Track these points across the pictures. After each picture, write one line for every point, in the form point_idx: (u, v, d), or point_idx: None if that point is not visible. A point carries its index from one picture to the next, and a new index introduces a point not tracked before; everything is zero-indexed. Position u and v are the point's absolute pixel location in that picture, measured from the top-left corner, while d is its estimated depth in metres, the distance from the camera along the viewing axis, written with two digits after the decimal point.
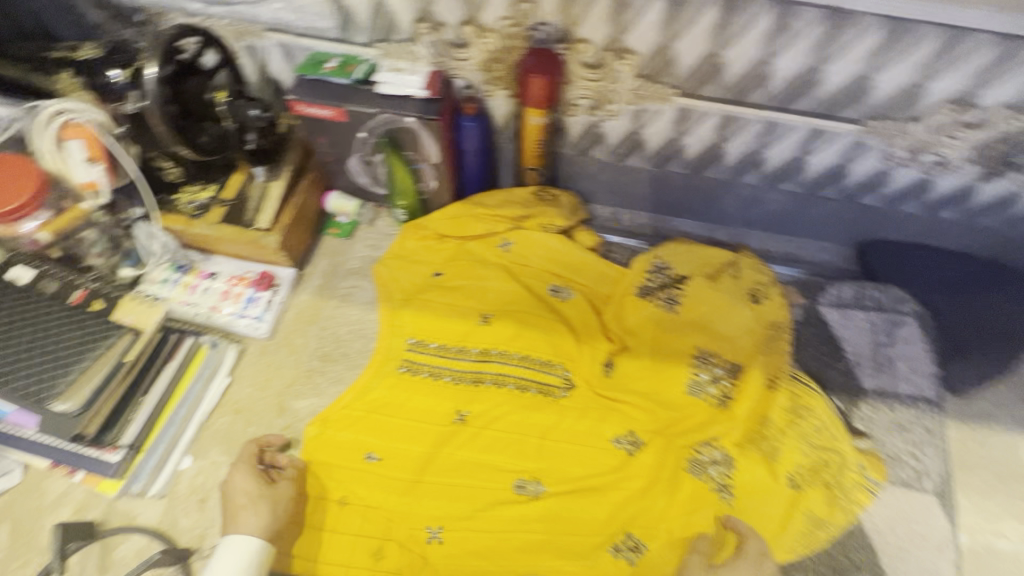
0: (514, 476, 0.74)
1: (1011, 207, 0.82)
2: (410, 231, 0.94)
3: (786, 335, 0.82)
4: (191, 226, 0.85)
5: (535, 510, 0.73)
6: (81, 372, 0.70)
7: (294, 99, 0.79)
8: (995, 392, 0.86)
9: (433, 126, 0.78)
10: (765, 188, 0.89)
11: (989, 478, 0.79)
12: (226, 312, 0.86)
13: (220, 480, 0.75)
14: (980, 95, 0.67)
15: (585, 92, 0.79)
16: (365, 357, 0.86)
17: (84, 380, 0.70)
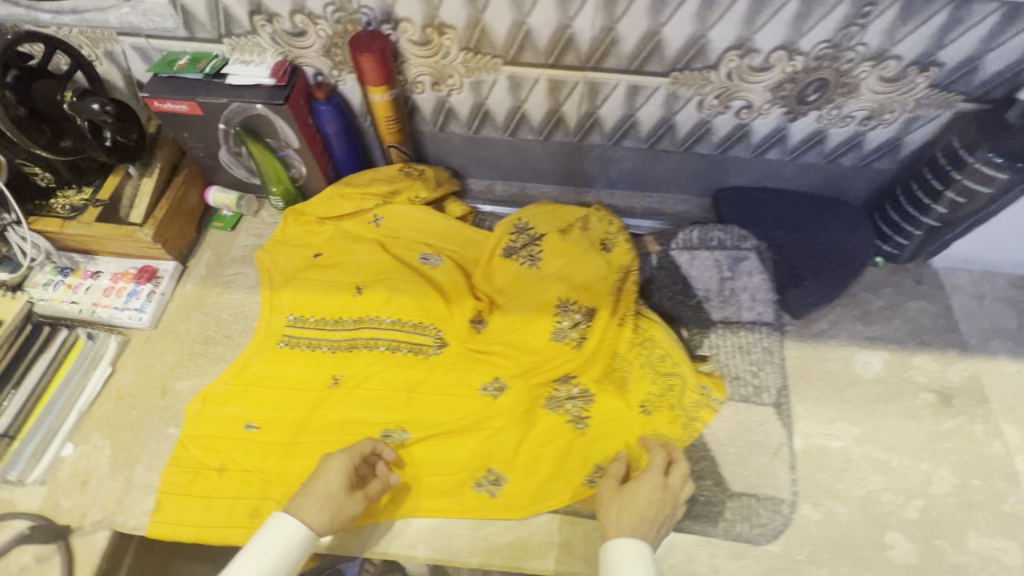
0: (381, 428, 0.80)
1: (823, 143, 0.91)
2: (290, 215, 0.99)
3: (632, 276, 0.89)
4: (65, 226, 0.89)
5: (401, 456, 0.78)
6: None
7: (148, 97, 0.83)
8: (832, 312, 0.95)
9: (281, 110, 0.83)
10: (612, 147, 0.97)
11: (824, 388, 0.87)
12: (108, 306, 0.90)
13: (102, 461, 0.79)
14: (755, 39, 0.75)
15: (423, 69, 0.85)
16: (247, 336, 0.90)
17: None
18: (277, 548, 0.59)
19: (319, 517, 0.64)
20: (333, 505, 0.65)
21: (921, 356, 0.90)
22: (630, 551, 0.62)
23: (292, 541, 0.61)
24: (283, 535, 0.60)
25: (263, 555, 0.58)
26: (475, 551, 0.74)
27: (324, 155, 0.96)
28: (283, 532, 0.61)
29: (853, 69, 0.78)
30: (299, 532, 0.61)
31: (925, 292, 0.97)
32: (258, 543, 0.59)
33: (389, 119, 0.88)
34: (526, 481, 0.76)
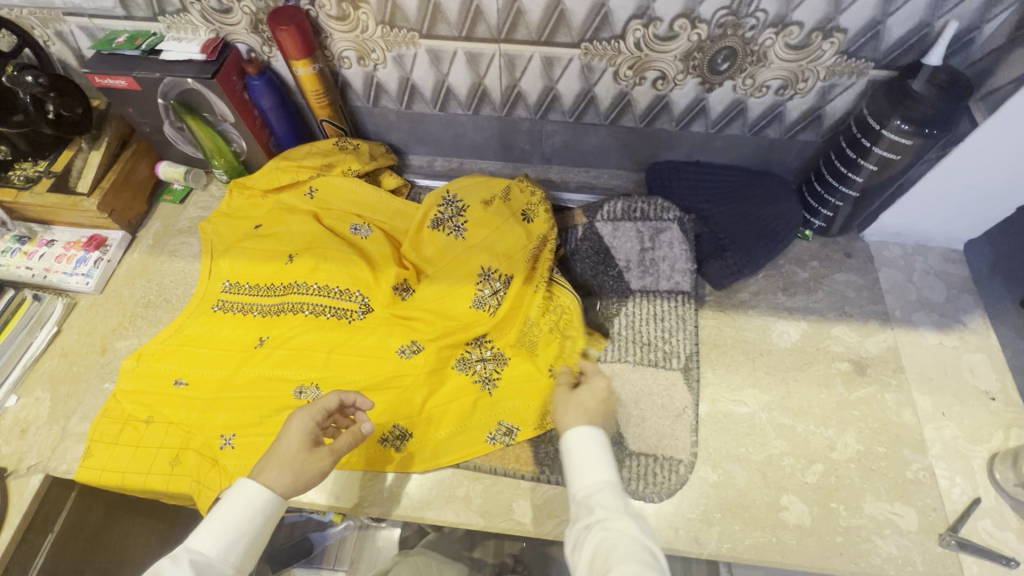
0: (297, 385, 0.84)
1: (744, 114, 0.92)
2: (235, 188, 1.04)
3: (552, 246, 0.92)
4: (19, 197, 0.94)
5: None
6: None
7: (89, 72, 0.87)
8: (755, 283, 0.95)
9: (212, 85, 0.88)
10: (540, 121, 0.99)
11: (737, 355, 0.88)
12: (59, 271, 0.96)
13: (42, 411, 0.85)
14: (656, 8, 0.76)
15: (346, 44, 0.89)
16: (185, 301, 0.96)
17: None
18: (239, 516, 0.61)
19: (282, 480, 0.64)
20: (300, 466, 0.66)
21: (840, 326, 0.90)
22: (586, 434, 0.67)
23: (255, 510, 0.62)
24: (246, 504, 0.62)
25: (227, 523, 0.61)
26: (374, 500, 0.77)
27: (263, 129, 1.00)
28: (247, 501, 0.62)
29: (758, 37, 0.78)
30: (264, 501, 0.63)
31: (853, 265, 0.97)
32: (224, 510, 0.62)
33: (317, 92, 0.92)
34: (432, 436, 0.80)
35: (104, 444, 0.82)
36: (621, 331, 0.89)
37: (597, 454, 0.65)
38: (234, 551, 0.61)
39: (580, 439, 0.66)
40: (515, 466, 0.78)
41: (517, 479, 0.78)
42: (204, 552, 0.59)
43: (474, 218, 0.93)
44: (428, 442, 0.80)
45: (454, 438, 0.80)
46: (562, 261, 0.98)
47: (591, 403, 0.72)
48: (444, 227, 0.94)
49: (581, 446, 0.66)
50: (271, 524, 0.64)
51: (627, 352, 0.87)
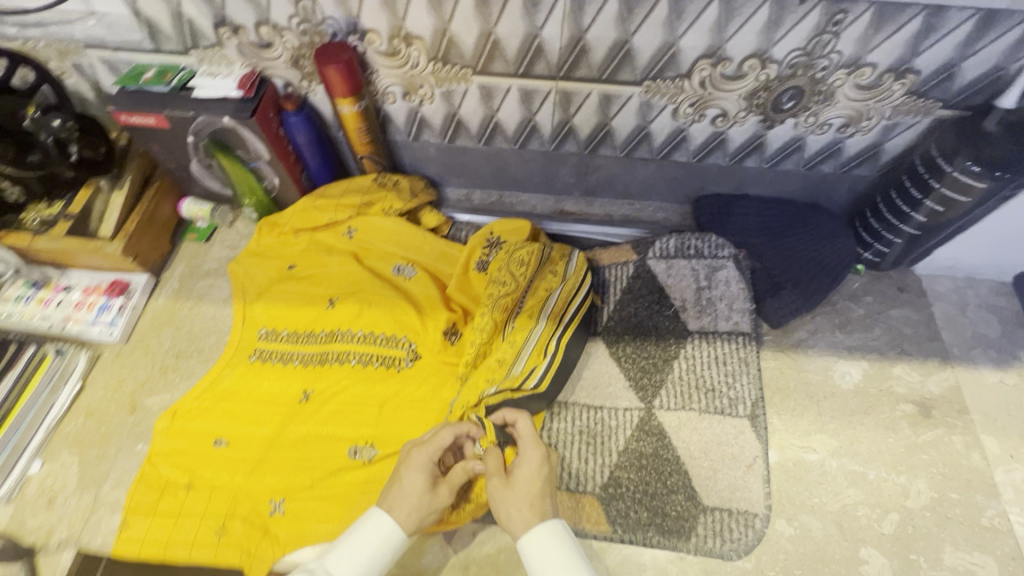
0: (348, 443, 0.79)
1: (803, 150, 0.89)
2: (265, 227, 0.98)
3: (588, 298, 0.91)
4: (35, 241, 0.88)
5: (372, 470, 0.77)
6: None
7: (114, 110, 0.81)
8: (811, 322, 0.93)
9: (249, 123, 0.82)
10: (589, 155, 0.95)
11: (801, 399, 0.86)
12: (79, 321, 0.89)
13: (70, 479, 0.79)
14: (727, 48, 0.74)
15: (392, 80, 0.84)
16: (219, 350, 0.90)
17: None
18: (372, 548, 0.58)
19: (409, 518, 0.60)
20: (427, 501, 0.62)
21: (901, 365, 0.89)
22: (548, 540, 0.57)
23: (384, 546, 0.58)
24: (377, 533, 0.58)
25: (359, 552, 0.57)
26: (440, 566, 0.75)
27: (296, 165, 0.94)
28: (378, 534, 0.58)
29: (829, 77, 0.76)
30: (394, 536, 0.59)
31: (907, 300, 0.96)
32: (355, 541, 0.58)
33: (359, 129, 0.87)
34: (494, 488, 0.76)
35: (141, 513, 0.75)
36: (682, 376, 0.86)
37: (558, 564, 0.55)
38: None
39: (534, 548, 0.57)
40: (587, 525, 0.75)
41: (588, 538, 0.75)
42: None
43: (515, 255, 0.90)
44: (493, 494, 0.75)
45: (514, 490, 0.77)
46: (616, 300, 0.94)
47: (534, 494, 0.60)
48: (490, 267, 0.91)
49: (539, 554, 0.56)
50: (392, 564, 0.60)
51: (691, 400, 0.84)
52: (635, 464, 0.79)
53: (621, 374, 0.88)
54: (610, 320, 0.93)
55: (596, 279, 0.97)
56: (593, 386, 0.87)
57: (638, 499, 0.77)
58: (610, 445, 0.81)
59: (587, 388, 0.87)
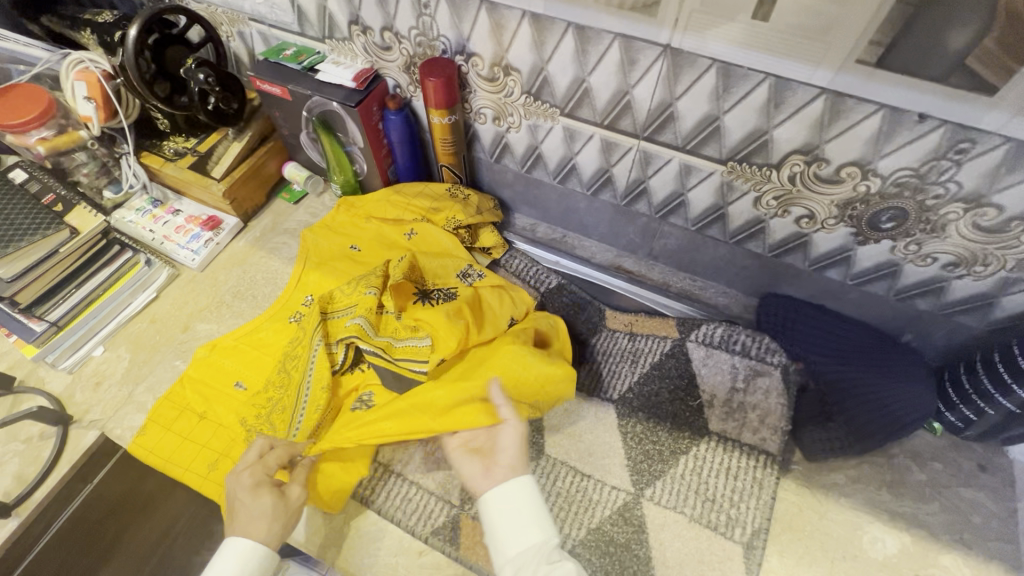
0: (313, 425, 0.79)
1: (895, 277, 0.79)
2: (343, 205, 1.06)
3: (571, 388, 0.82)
4: (165, 166, 1.02)
5: None
6: (19, 248, 0.82)
7: (254, 76, 0.94)
8: (855, 467, 0.82)
9: (353, 113, 0.90)
10: (659, 220, 0.93)
11: (813, 550, 0.75)
12: (174, 242, 1.03)
13: (119, 369, 0.91)
14: (825, 149, 0.68)
15: (486, 103, 0.88)
16: (268, 301, 0.99)
17: (24, 255, 0.83)
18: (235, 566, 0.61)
19: (273, 532, 0.64)
20: (287, 515, 0.66)
21: (952, 556, 0.74)
22: (507, 499, 0.64)
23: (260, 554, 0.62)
24: (251, 554, 0.62)
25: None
26: (350, 556, 0.75)
27: (386, 158, 1.01)
28: (247, 556, 0.61)
29: (940, 207, 0.67)
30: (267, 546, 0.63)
31: (985, 482, 0.80)
32: (217, 571, 0.60)
33: (445, 140, 0.92)
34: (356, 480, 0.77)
35: (156, 424, 0.84)
36: (683, 475, 0.79)
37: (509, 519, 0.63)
38: None
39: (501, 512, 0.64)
40: None
41: None
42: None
43: (496, 288, 0.92)
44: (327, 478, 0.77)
45: (461, 525, 0.76)
46: (641, 373, 0.90)
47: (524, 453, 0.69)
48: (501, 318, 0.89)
49: (501, 509, 0.64)
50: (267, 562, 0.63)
51: (685, 502, 0.77)
52: (602, 548, 0.74)
53: (622, 450, 0.83)
54: (628, 392, 0.88)
55: (629, 345, 0.93)
56: (588, 452, 0.83)
57: None
58: (582, 518, 0.77)
59: (582, 453, 0.83)
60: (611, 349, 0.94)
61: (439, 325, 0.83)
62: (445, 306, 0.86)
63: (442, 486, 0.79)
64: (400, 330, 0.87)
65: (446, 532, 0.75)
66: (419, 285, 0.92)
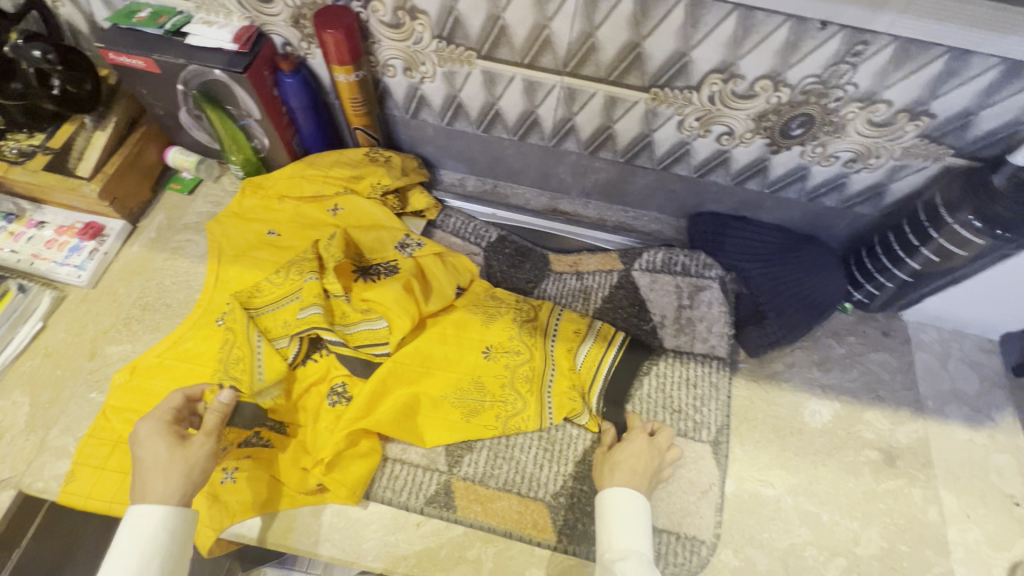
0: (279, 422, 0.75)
1: (805, 180, 0.87)
2: (249, 187, 0.95)
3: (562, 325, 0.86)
4: (10, 171, 0.84)
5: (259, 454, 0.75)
6: None
7: (103, 47, 0.78)
8: (789, 354, 0.92)
9: (242, 80, 0.79)
10: (588, 156, 0.93)
11: (767, 433, 0.85)
12: (48, 259, 0.87)
13: (20, 418, 0.78)
14: (740, 65, 0.71)
15: (394, 53, 0.81)
16: (185, 307, 0.88)
17: None
18: (136, 539, 0.58)
19: (172, 489, 0.60)
20: (199, 471, 0.63)
21: (872, 412, 0.87)
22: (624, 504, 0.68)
23: (167, 523, 0.59)
24: (158, 525, 0.59)
25: (137, 548, 0.57)
26: (343, 548, 0.73)
27: (289, 127, 0.91)
28: (152, 522, 0.59)
29: (841, 108, 0.73)
30: (175, 511, 0.60)
31: (889, 345, 0.94)
32: (122, 546, 0.57)
33: (355, 100, 0.85)
34: (350, 472, 0.74)
35: (87, 467, 0.74)
36: (650, 393, 0.85)
37: (637, 523, 0.67)
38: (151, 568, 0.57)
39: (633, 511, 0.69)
40: (533, 533, 0.74)
41: (534, 546, 0.73)
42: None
43: (436, 257, 0.88)
44: (351, 475, 0.74)
45: (457, 489, 0.76)
46: (595, 308, 0.92)
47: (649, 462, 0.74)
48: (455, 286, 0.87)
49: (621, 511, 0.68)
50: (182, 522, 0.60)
51: (655, 418, 0.83)
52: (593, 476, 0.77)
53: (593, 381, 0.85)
54: None
55: (578, 284, 0.96)
56: None
57: (589, 512, 0.75)
58: (567, 453, 0.79)
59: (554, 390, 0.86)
60: (562, 290, 0.95)
61: (389, 302, 0.79)
62: (392, 281, 0.82)
63: (426, 456, 0.78)
64: (349, 313, 0.81)
65: (447, 498, 0.76)
66: (356, 262, 0.87)
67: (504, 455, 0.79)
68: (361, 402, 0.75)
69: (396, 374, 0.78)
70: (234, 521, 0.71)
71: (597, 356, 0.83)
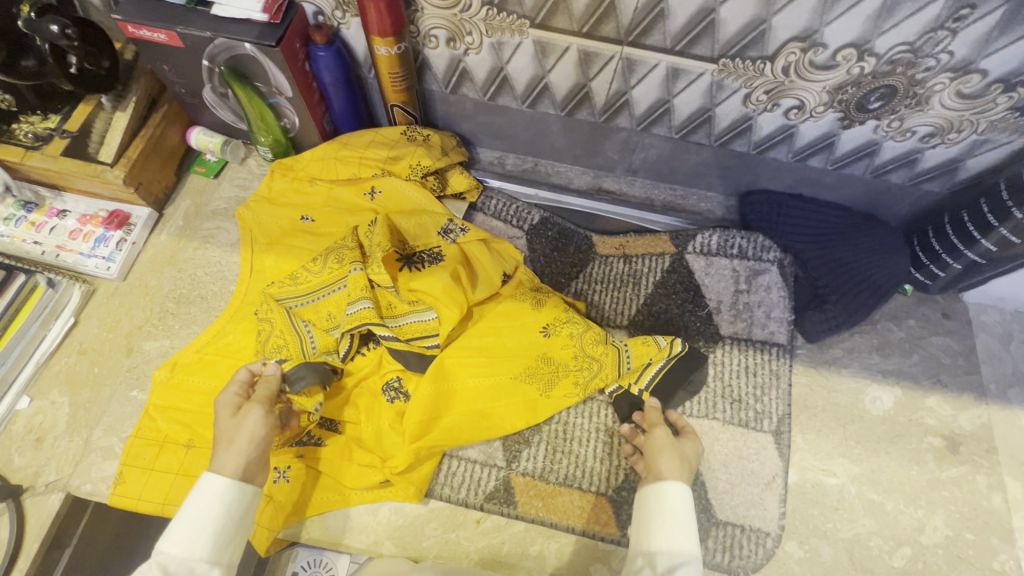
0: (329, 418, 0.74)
1: (875, 156, 0.81)
2: (278, 169, 0.90)
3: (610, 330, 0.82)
4: (28, 157, 0.79)
5: (312, 454, 0.73)
6: None
7: (121, 20, 0.72)
8: (848, 339, 0.88)
9: (274, 55, 0.73)
10: (640, 132, 0.87)
11: (828, 421, 0.82)
12: (74, 251, 0.83)
13: (62, 418, 0.76)
14: (823, 33, 0.65)
15: (438, 22, 0.75)
16: (221, 299, 0.84)
17: None
18: (197, 510, 0.55)
19: (230, 458, 0.58)
20: (242, 433, 0.60)
21: (935, 398, 0.85)
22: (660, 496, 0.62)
23: (225, 499, 0.56)
24: (216, 498, 0.56)
25: (198, 520, 0.54)
26: (404, 545, 0.72)
27: (320, 105, 0.85)
28: (210, 496, 0.56)
29: (929, 79, 0.68)
30: (234, 486, 0.57)
31: (950, 327, 0.90)
32: (185, 517, 0.54)
33: (394, 75, 0.79)
34: (417, 470, 0.73)
35: (136, 468, 0.72)
36: (709, 383, 0.82)
37: (676, 514, 0.61)
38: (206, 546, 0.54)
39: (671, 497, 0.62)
40: (596, 528, 0.72)
41: (597, 542, 0.72)
42: (181, 556, 0.52)
43: (482, 245, 0.83)
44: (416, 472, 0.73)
45: (519, 485, 0.74)
46: (646, 295, 0.89)
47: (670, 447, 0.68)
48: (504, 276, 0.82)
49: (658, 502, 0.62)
50: (245, 509, 0.58)
51: (715, 409, 0.80)
52: None
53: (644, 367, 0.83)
54: (637, 314, 0.88)
55: (627, 268, 0.91)
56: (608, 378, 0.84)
57: None
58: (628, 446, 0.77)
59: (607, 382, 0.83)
60: (609, 275, 0.91)
61: (442, 294, 0.75)
62: (440, 271, 0.78)
63: (483, 451, 0.76)
64: (396, 304, 0.76)
65: (510, 493, 0.74)
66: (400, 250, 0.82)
67: (563, 449, 0.76)
68: (422, 404, 0.72)
69: (453, 368, 0.75)
70: (296, 517, 0.71)
71: (652, 361, 0.78)
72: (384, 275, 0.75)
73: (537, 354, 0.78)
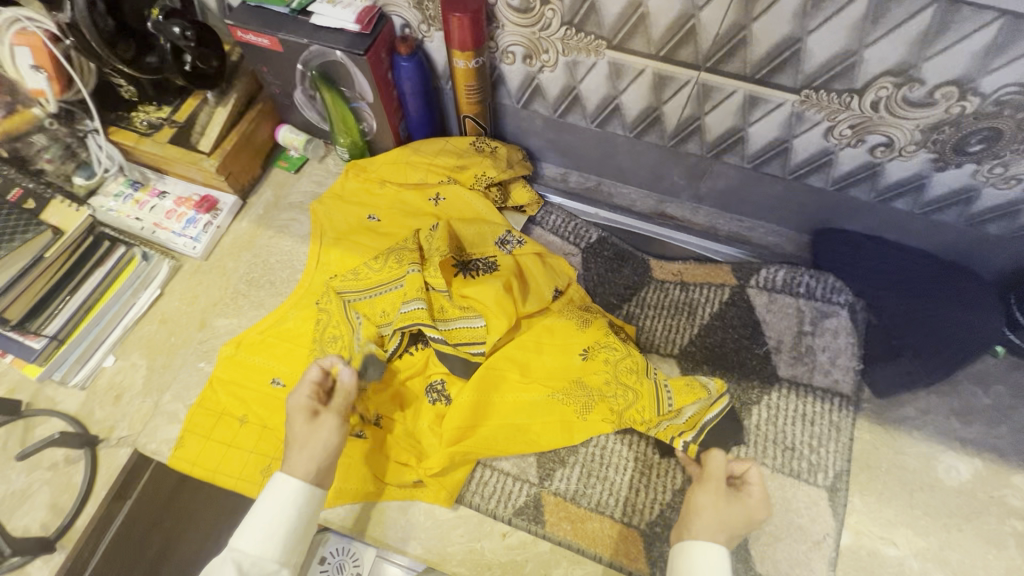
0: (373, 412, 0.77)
1: (972, 203, 0.75)
2: (353, 170, 0.94)
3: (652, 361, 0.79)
4: (140, 143, 0.88)
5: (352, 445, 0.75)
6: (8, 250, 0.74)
7: (232, 25, 0.79)
8: (922, 398, 0.81)
9: (360, 62, 0.78)
10: (710, 160, 0.85)
11: (892, 485, 0.76)
12: (167, 229, 0.91)
13: (138, 379, 0.83)
14: (920, 68, 0.61)
15: (517, 39, 0.77)
16: (287, 286, 0.90)
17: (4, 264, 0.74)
18: (268, 513, 0.58)
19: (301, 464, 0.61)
20: (311, 442, 0.63)
21: (1023, 476, 0.76)
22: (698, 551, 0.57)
23: (295, 502, 0.59)
24: (286, 500, 0.59)
25: (267, 522, 0.57)
26: (430, 548, 0.72)
27: (398, 112, 0.90)
28: (281, 499, 0.59)
29: None
30: (303, 489, 0.60)
31: None
32: (256, 516, 0.58)
33: (469, 87, 0.82)
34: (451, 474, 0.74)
35: (193, 434, 0.77)
36: (760, 425, 0.78)
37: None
38: (277, 543, 0.57)
39: (701, 557, 0.57)
40: (624, 561, 0.70)
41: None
42: (254, 554, 0.56)
43: (537, 259, 0.84)
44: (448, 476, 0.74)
45: (550, 506, 0.73)
46: (700, 326, 0.86)
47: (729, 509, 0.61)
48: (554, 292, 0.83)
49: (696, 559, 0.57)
50: (311, 511, 0.60)
51: (764, 454, 0.76)
52: None
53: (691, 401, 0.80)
54: (689, 344, 0.85)
55: (683, 296, 0.89)
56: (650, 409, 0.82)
57: None
58: (664, 480, 0.74)
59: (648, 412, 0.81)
60: (664, 301, 0.89)
61: (493, 303, 0.76)
62: (492, 280, 0.79)
63: (517, 465, 0.76)
64: (448, 308, 0.78)
65: (540, 511, 0.73)
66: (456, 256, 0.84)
67: (598, 474, 0.75)
68: (462, 410, 0.73)
69: (495, 378, 0.76)
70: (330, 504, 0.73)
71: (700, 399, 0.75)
72: (440, 279, 0.78)
73: (575, 375, 0.77)
